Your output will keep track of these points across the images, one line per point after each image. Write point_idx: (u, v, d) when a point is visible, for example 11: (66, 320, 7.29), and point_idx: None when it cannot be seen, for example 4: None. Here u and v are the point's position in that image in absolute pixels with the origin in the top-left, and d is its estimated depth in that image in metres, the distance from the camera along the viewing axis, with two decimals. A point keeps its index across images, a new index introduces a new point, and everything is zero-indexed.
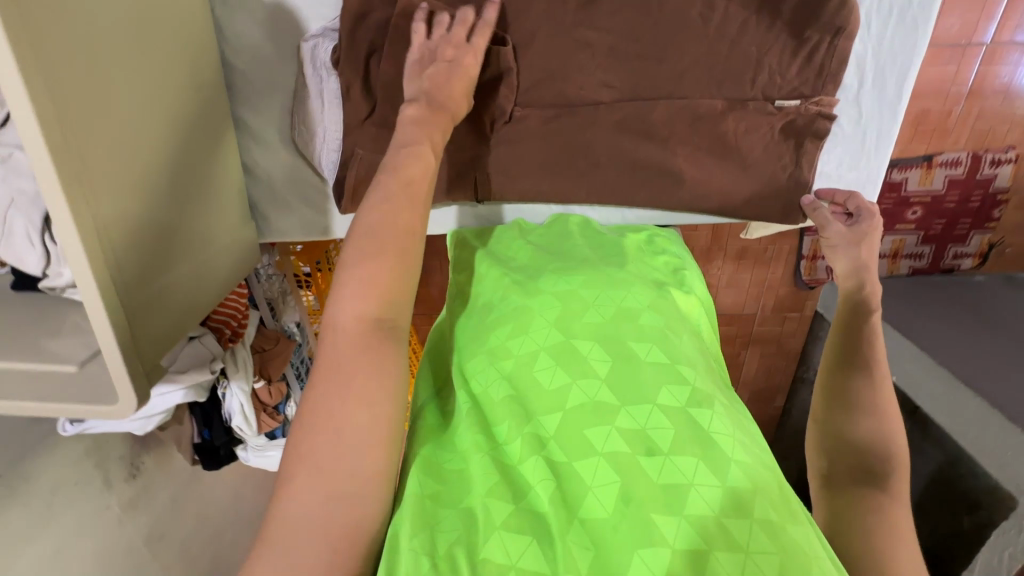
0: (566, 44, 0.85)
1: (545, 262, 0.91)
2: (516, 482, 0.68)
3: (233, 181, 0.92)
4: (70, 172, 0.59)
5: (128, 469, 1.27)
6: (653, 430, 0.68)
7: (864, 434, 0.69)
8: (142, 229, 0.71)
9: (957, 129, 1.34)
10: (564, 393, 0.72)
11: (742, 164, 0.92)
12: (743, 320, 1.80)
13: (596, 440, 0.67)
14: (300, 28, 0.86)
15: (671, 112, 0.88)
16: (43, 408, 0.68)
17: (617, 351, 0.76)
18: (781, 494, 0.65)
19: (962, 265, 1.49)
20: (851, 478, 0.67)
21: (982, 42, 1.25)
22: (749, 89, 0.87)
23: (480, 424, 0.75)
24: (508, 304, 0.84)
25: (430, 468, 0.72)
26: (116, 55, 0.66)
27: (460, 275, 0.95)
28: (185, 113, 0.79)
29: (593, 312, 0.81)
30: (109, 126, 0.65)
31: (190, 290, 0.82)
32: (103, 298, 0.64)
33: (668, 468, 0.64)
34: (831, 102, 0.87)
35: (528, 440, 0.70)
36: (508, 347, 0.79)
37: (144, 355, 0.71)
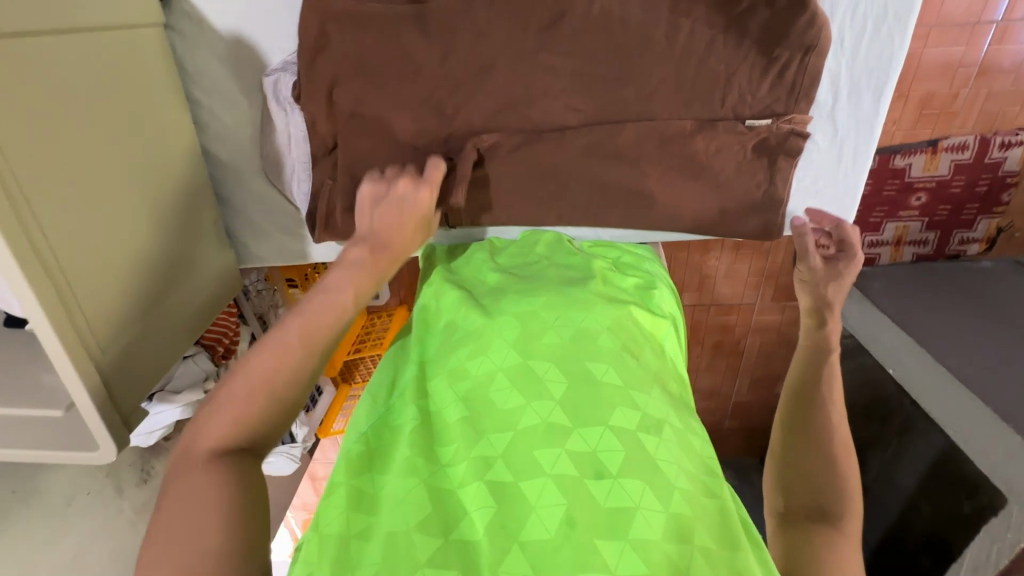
0: (529, 69, 0.83)
1: (512, 283, 0.92)
2: (452, 506, 0.69)
3: (209, 213, 0.93)
4: (21, 236, 0.61)
5: None
6: (603, 452, 0.69)
7: (817, 466, 0.72)
8: (108, 265, 0.73)
9: (965, 111, 1.27)
10: (516, 413, 0.74)
11: (715, 183, 0.90)
12: (742, 310, 1.78)
13: (543, 462, 0.69)
14: (262, 61, 0.86)
15: (640, 134, 0.87)
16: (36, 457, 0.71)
17: (572, 371, 0.77)
18: (727, 519, 0.67)
19: (969, 251, 1.42)
20: (804, 515, 0.68)
21: (993, 20, 1.17)
22: (719, 108, 0.85)
23: (423, 446, 0.75)
24: (471, 323, 0.86)
25: (357, 500, 0.72)
26: (68, 109, 0.67)
27: (422, 292, 0.95)
28: (150, 143, 0.80)
29: (552, 333, 0.82)
30: (64, 181, 0.67)
31: (173, 329, 0.85)
32: (69, 352, 0.66)
33: (614, 492, 0.66)
34: (804, 120, 0.85)
35: (475, 463, 0.71)
36: (466, 368, 0.81)
37: (119, 401, 0.74)
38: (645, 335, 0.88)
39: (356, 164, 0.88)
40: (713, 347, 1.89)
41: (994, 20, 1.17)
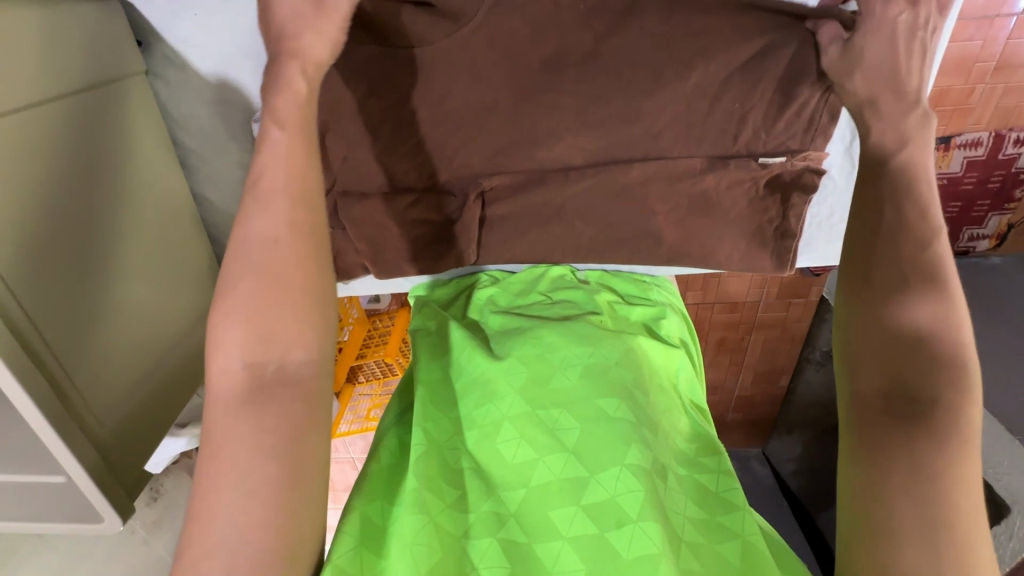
0: (532, 107, 0.79)
1: (515, 323, 0.90)
2: (464, 561, 0.67)
3: (201, 259, 0.91)
4: (2, 324, 0.58)
5: (151, 493, 1.45)
6: (622, 497, 0.68)
7: (903, 340, 0.58)
8: (95, 328, 0.70)
9: (981, 106, 1.21)
10: (529, 468, 0.73)
11: (725, 221, 0.87)
12: (746, 307, 1.76)
13: (559, 521, 0.68)
14: (251, 105, 0.82)
15: (651, 171, 0.83)
16: (56, 525, 0.73)
17: (586, 414, 0.77)
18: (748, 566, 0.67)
19: (979, 248, 1.40)
20: (882, 403, 0.57)
21: (1012, 12, 1.10)
22: (733, 144, 0.81)
23: (434, 486, 0.73)
24: (474, 368, 0.84)
25: (369, 534, 0.69)
26: (42, 181, 0.63)
27: (419, 321, 0.94)
28: (128, 196, 0.76)
29: (561, 376, 0.81)
30: (46, 256, 0.64)
31: (173, 381, 0.84)
32: (63, 436, 0.64)
33: (637, 540, 0.65)
34: (820, 156, 0.81)
35: (490, 518, 0.70)
36: (472, 418, 0.80)
37: (121, 472, 0.73)
38: (655, 372, 0.87)
39: (357, 210, 0.86)
40: (716, 345, 1.88)
41: (1013, 11, 1.10)
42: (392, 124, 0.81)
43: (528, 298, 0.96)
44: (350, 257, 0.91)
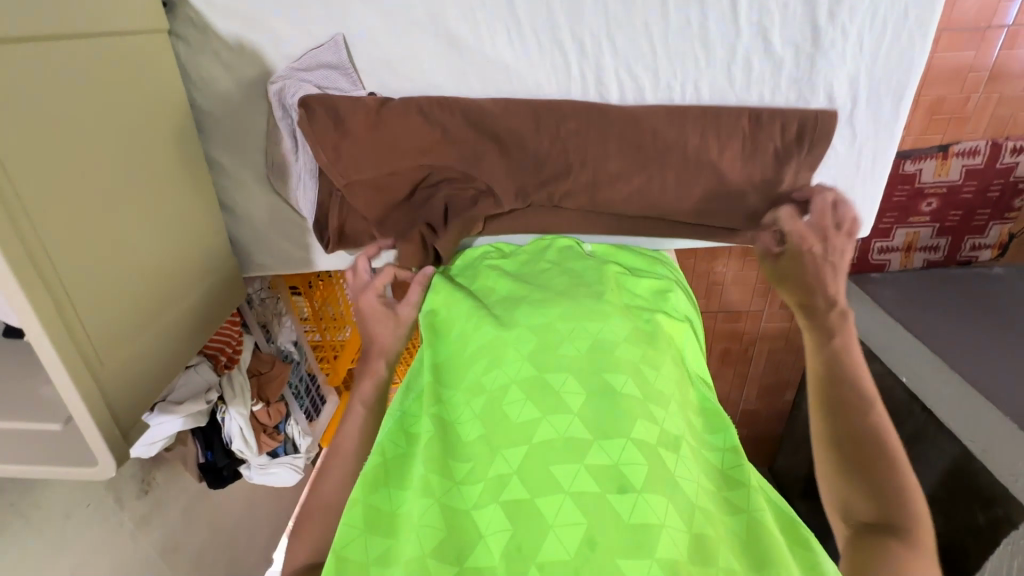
0: (542, 73, 0.82)
1: (524, 292, 0.86)
2: (468, 526, 0.67)
3: (213, 223, 0.92)
4: (26, 259, 0.60)
5: (140, 485, 1.42)
6: (626, 467, 0.66)
7: (864, 465, 0.65)
8: (117, 280, 0.72)
9: (976, 117, 1.43)
10: (533, 427, 0.71)
11: (730, 195, 0.86)
12: (749, 317, 1.76)
13: (561, 478, 0.66)
14: (267, 67, 0.84)
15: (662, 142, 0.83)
16: (23, 473, 0.69)
17: (593, 384, 0.73)
18: (756, 542, 0.67)
19: (982, 256, 1.61)
20: (865, 527, 0.62)
21: (1004, 25, 1.30)
22: (726, 139, 0.83)
23: (438, 460, 0.72)
24: (483, 336, 0.81)
25: (376, 522, 0.71)
26: (71, 127, 0.66)
27: (429, 297, 0.89)
28: (152, 156, 0.78)
29: (567, 344, 0.78)
30: (68, 195, 0.65)
31: (178, 341, 0.84)
32: (72, 376, 0.65)
33: (640, 509, 0.63)
34: (819, 120, 0.81)
35: (493, 481, 0.69)
36: (480, 384, 0.77)
37: (118, 416, 0.72)
38: (666, 341, 0.83)
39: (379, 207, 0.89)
40: (719, 356, 1.88)
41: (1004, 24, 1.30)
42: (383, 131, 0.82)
43: (537, 268, 0.92)
44: (357, 226, 0.92)
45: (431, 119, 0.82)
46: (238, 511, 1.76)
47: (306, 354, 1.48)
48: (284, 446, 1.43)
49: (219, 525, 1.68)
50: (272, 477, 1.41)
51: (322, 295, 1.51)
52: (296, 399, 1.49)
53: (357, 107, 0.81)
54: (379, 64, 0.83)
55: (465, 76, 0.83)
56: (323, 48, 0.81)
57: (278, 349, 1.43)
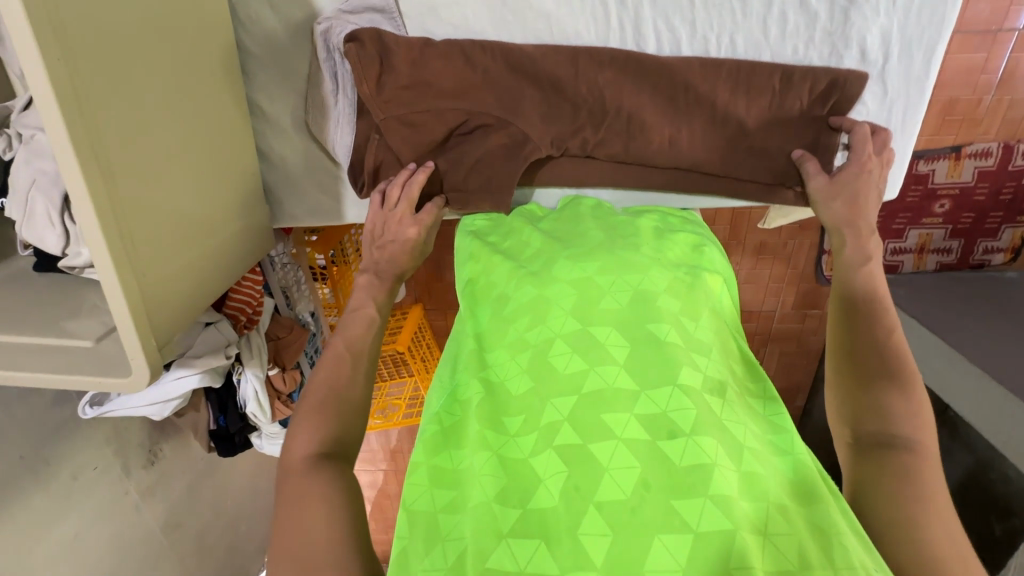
0: (581, 23, 0.86)
1: (552, 249, 0.80)
2: (523, 477, 0.58)
3: (249, 167, 0.94)
4: (92, 159, 0.62)
5: (148, 456, 1.34)
6: (674, 413, 0.59)
7: (880, 388, 0.66)
8: (162, 203, 0.74)
9: (988, 119, 1.52)
10: (580, 378, 0.63)
11: (762, 147, 0.88)
12: (761, 317, 1.89)
13: (613, 424, 0.59)
14: (316, 11, 0.87)
15: (703, 92, 0.85)
16: (52, 380, 0.71)
17: (637, 335, 0.66)
18: (799, 478, 0.60)
19: (994, 260, 1.69)
20: (874, 441, 0.62)
21: (1015, 26, 1.40)
22: (760, 93, 0.85)
23: (489, 416, 0.65)
24: (524, 293, 0.74)
25: (440, 482, 0.64)
26: (136, 47, 0.69)
27: (468, 266, 0.84)
28: (204, 90, 0.82)
29: (608, 298, 0.70)
30: (126, 110, 0.68)
31: (203, 272, 0.83)
32: (124, 282, 0.66)
33: (692, 452, 0.55)
34: (847, 74, 0.83)
35: (543, 431, 0.60)
36: (525, 340, 0.69)
37: (155, 329, 0.73)
38: (709, 291, 0.78)
39: (416, 140, 0.89)
40: None
41: (1016, 27, 1.40)
42: (427, 71, 0.85)
43: (582, 226, 0.87)
44: (391, 171, 0.92)
45: (473, 61, 0.85)
46: (245, 493, 1.67)
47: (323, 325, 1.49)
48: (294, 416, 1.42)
49: (223, 508, 1.58)
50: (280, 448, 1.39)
51: (343, 275, 1.52)
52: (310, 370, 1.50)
53: (406, 48, 0.84)
54: (425, 9, 0.86)
55: (506, 22, 0.86)
56: None
57: (296, 317, 1.43)
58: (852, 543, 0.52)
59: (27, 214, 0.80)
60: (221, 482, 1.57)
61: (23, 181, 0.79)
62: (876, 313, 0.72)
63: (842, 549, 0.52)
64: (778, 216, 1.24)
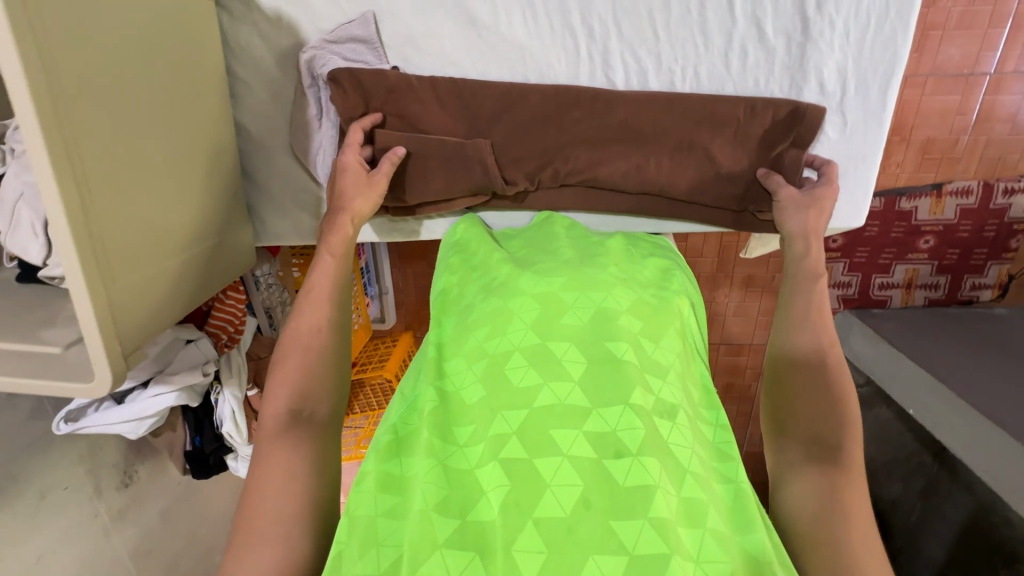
0: (553, 53, 0.90)
1: (521, 263, 0.82)
2: (468, 489, 0.58)
3: (231, 186, 0.97)
4: (69, 171, 0.65)
5: (122, 478, 1.32)
6: (623, 432, 0.58)
7: (809, 402, 0.68)
8: (138, 218, 0.76)
9: (967, 158, 1.56)
10: (533, 392, 0.62)
11: (729, 176, 0.90)
12: (752, 350, 1.88)
13: (560, 440, 0.58)
14: (301, 40, 0.91)
15: (667, 122, 0.89)
16: (13, 385, 0.72)
17: (593, 352, 0.65)
18: (738, 504, 0.59)
19: (982, 296, 1.70)
20: (803, 457, 0.65)
21: (986, 71, 1.46)
22: (723, 121, 0.88)
23: (443, 423, 0.65)
24: (489, 304, 0.74)
25: (391, 492, 0.62)
26: (120, 69, 0.73)
27: (444, 277, 0.87)
28: (188, 112, 0.85)
29: (571, 314, 0.70)
30: (107, 127, 0.71)
31: (178, 284, 0.85)
32: (90, 292, 0.67)
33: (636, 473, 0.55)
34: (807, 104, 0.86)
35: (492, 442, 0.60)
36: (483, 349, 0.69)
37: (122, 336, 0.74)
38: (674, 315, 0.78)
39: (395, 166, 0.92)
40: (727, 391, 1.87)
41: (987, 71, 1.46)
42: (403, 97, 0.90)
43: (551, 244, 0.88)
44: None
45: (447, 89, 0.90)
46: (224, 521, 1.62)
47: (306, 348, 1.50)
48: None
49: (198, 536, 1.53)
50: None
51: None
52: None
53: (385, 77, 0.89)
54: (404, 41, 0.91)
55: (482, 53, 0.91)
56: (354, 22, 0.88)
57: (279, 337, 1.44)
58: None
59: (13, 224, 0.83)
60: (199, 509, 1.54)
61: (12, 194, 0.82)
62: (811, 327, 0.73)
63: None
64: (756, 245, 1.27)
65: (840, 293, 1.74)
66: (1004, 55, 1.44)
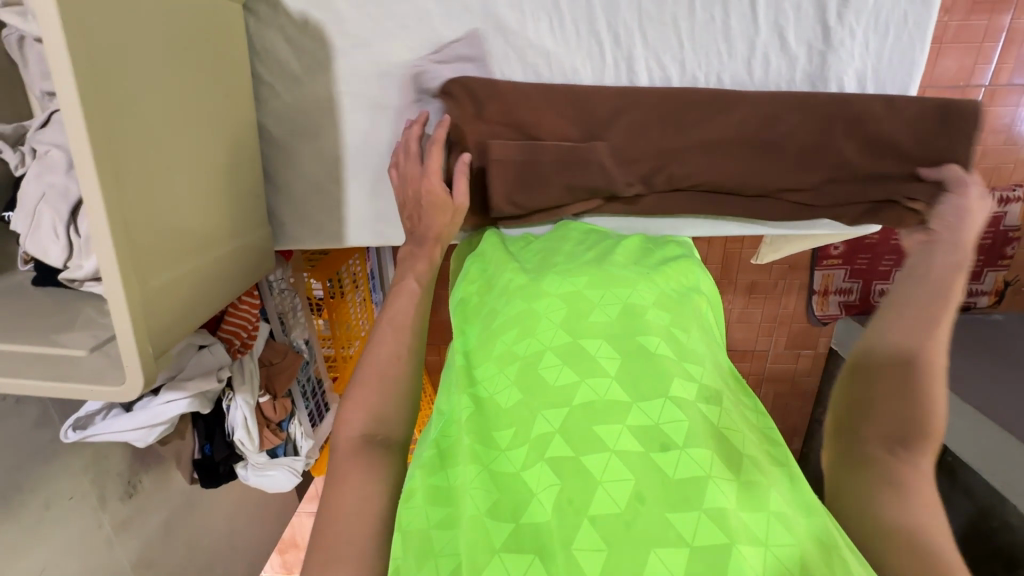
0: (581, 58, 0.93)
1: (548, 264, 0.82)
2: (516, 490, 0.57)
3: (254, 189, 0.96)
4: (109, 167, 0.64)
5: (126, 488, 1.28)
6: (667, 424, 0.58)
7: (894, 397, 0.65)
8: (169, 218, 0.75)
9: None
10: (572, 390, 0.62)
11: (869, 172, 0.94)
12: (755, 356, 1.89)
13: (606, 436, 0.58)
14: (327, 43, 0.92)
15: (796, 123, 0.91)
16: (39, 388, 0.70)
17: (626, 348, 0.66)
18: (794, 486, 0.59)
19: (979, 303, 1.71)
20: (884, 449, 0.62)
21: (981, 83, 1.50)
22: (793, 123, 0.91)
23: (480, 428, 0.65)
24: (514, 307, 0.74)
25: (438, 503, 0.61)
26: (157, 69, 0.72)
27: (463, 287, 0.87)
28: (217, 115, 0.85)
29: (599, 311, 0.70)
30: (142, 124, 0.70)
31: (208, 284, 0.84)
32: (126, 290, 0.66)
33: (684, 464, 0.55)
34: (886, 107, 0.90)
35: (535, 443, 0.59)
36: (513, 352, 0.69)
37: (153, 337, 0.73)
38: (700, 309, 0.78)
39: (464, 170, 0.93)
40: None
41: (982, 83, 1.50)
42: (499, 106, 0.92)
43: (574, 245, 0.88)
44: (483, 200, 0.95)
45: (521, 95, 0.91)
46: (225, 533, 1.59)
47: (316, 354, 1.48)
48: (283, 447, 1.37)
49: (199, 547, 1.50)
50: (267, 480, 1.33)
51: (338, 308, 1.56)
52: (303, 399, 1.45)
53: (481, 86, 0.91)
54: (431, 45, 0.92)
55: (507, 58, 0.93)
56: (462, 42, 0.91)
57: (290, 343, 1.42)
58: (853, 558, 0.52)
59: (33, 226, 0.81)
60: (201, 520, 1.50)
61: (33, 194, 0.80)
62: (881, 327, 0.71)
63: (844, 564, 0.51)
64: (768, 250, 1.28)
65: (840, 299, 1.76)
66: (999, 69, 1.48)
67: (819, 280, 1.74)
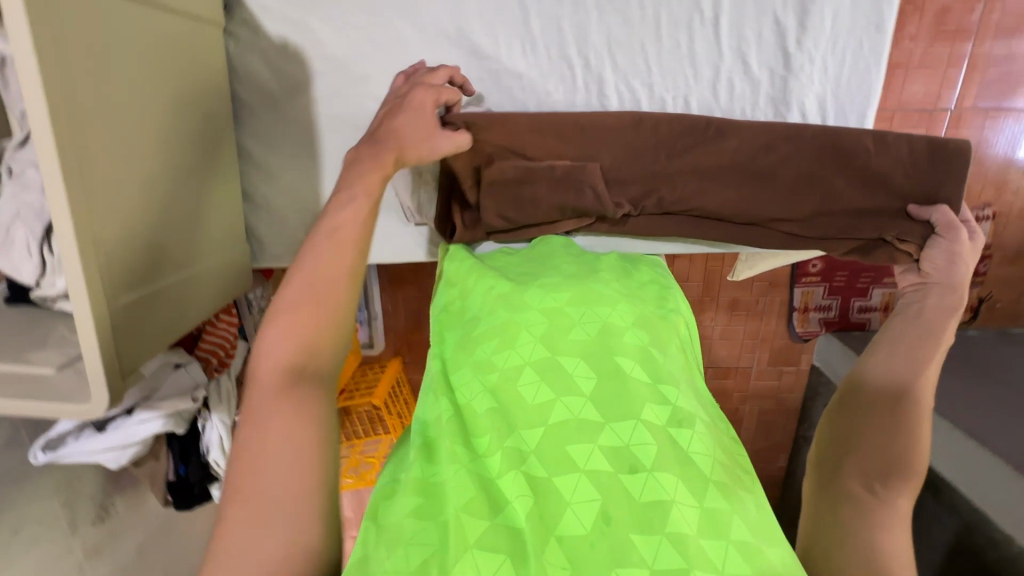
0: (554, 80, 0.96)
1: (528, 278, 0.82)
2: (490, 501, 0.59)
3: (232, 208, 0.97)
4: (79, 188, 0.65)
5: (97, 511, 1.25)
6: (635, 446, 0.59)
7: (876, 438, 0.66)
8: (142, 236, 0.76)
9: None
10: (547, 409, 0.63)
11: (854, 207, 0.95)
12: (739, 373, 1.90)
13: (577, 456, 0.59)
14: (305, 65, 0.94)
15: (784, 150, 0.93)
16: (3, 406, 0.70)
17: (603, 367, 0.66)
18: (760, 509, 0.59)
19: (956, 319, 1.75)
20: (862, 491, 0.63)
21: (947, 107, 1.55)
22: (772, 148, 0.94)
23: (460, 433, 0.65)
24: (495, 317, 0.74)
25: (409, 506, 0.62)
26: (132, 91, 0.74)
27: (445, 292, 0.86)
28: (192, 135, 0.86)
29: (580, 330, 0.70)
30: (115, 145, 0.72)
31: (180, 302, 0.85)
32: (94, 309, 0.67)
33: (651, 488, 0.56)
34: (870, 134, 0.93)
35: (510, 453, 0.60)
36: (492, 362, 0.69)
37: (122, 356, 0.73)
38: (675, 332, 0.79)
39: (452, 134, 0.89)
40: None
41: (948, 107, 1.55)
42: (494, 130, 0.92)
43: (552, 262, 0.88)
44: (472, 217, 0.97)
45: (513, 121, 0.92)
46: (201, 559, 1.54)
47: None
48: None
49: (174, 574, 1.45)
50: None
51: None
52: None
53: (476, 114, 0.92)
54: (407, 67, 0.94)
55: (482, 79, 0.95)
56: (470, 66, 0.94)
57: None
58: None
59: (5, 243, 0.81)
60: (176, 545, 1.46)
61: (7, 212, 0.81)
62: (879, 364, 0.71)
63: None
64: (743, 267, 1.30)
65: (820, 316, 1.78)
66: (963, 92, 1.54)
67: (798, 297, 1.77)
